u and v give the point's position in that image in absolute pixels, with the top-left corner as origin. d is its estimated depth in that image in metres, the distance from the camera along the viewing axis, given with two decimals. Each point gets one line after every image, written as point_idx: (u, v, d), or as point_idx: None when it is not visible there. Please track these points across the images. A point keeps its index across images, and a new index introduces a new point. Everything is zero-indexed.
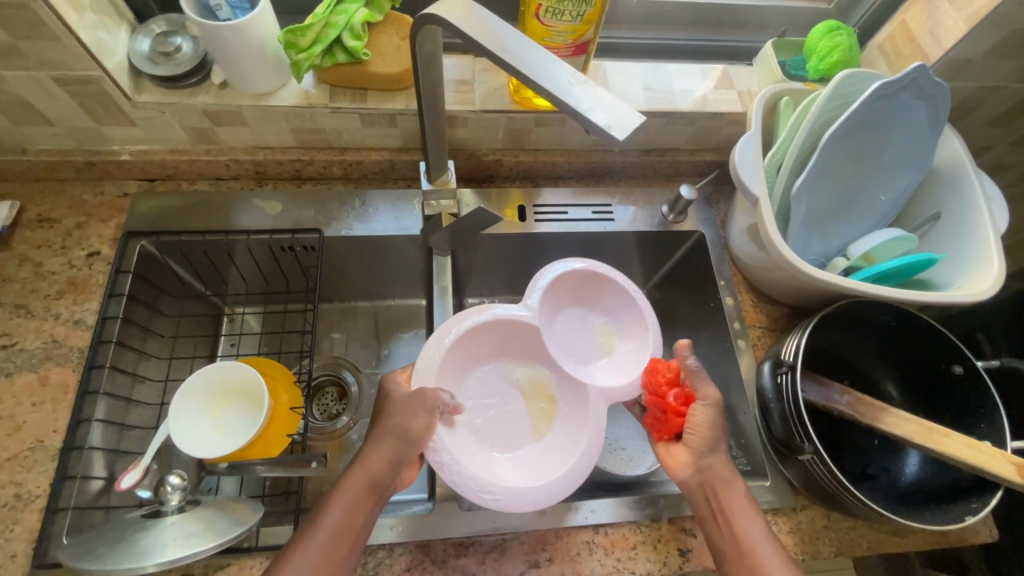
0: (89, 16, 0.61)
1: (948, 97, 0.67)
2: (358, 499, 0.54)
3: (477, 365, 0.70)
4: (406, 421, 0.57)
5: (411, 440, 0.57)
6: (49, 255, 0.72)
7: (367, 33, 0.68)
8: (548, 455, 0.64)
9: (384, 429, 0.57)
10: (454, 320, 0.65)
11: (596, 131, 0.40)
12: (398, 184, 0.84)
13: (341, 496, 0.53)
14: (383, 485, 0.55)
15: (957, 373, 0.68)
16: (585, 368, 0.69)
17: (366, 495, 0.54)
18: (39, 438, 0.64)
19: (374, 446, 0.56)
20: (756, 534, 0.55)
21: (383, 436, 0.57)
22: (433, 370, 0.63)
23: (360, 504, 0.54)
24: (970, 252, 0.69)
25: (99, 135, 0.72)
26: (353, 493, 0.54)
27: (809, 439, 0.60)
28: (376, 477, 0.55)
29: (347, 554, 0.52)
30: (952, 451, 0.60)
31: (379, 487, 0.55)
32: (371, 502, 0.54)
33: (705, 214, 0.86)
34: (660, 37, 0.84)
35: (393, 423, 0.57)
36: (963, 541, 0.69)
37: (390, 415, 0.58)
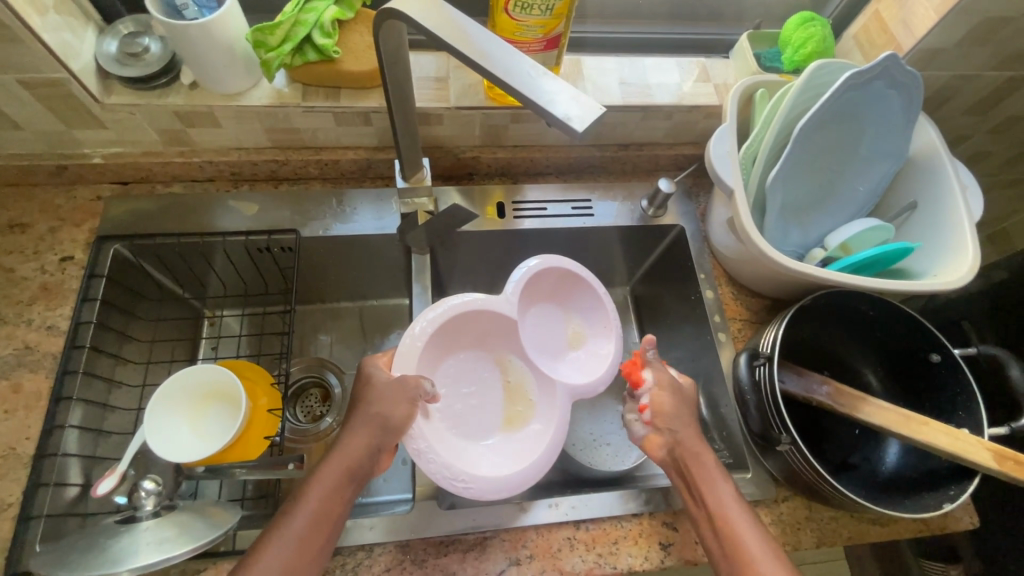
0: (53, 17, 0.60)
1: (921, 86, 0.68)
2: (336, 487, 0.53)
3: (454, 353, 0.69)
4: (384, 409, 0.57)
5: (392, 428, 0.56)
6: (21, 261, 0.71)
7: (337, 31, 0.68)
8: (520, 441, 0.64)
9: (365, 417, 0.57)
10: (438, 305, 0.65)
11: (556, 123, 0.40)
12: (376, 183, 0.84)
13: (319, 484, 0.53)
14: (361, 474, 0.55)
15: (935, 361, 0.68)
16: (556, 363, 0.70)
17: (343, 482, 0.54)
18: (12, 446, 0.63)
19: (353, 434, 0.56)
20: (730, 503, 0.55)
21: (363, 423, 0.56)
22: (416, 354, 0.62)
23: (336, 492, 0.53)
24: (947, 240, 0.69)
25: (70, 139, 0.72)
26: (331, 481, 0.53)
27: (787, 430, 0.60)
28: (354, 465, 0.55)
29: (321, 547, 0.51)
30: (930, 439, 0.60)
31: (358, 475, 0.55)
32: (347, 491, 0.54)
33: (685, 208, 0.86)
34: (635, 32, 0.84)
35: (376, 413, 0.57)
36: (945, 529, 0.69)
37: (372, 402, 0.58)
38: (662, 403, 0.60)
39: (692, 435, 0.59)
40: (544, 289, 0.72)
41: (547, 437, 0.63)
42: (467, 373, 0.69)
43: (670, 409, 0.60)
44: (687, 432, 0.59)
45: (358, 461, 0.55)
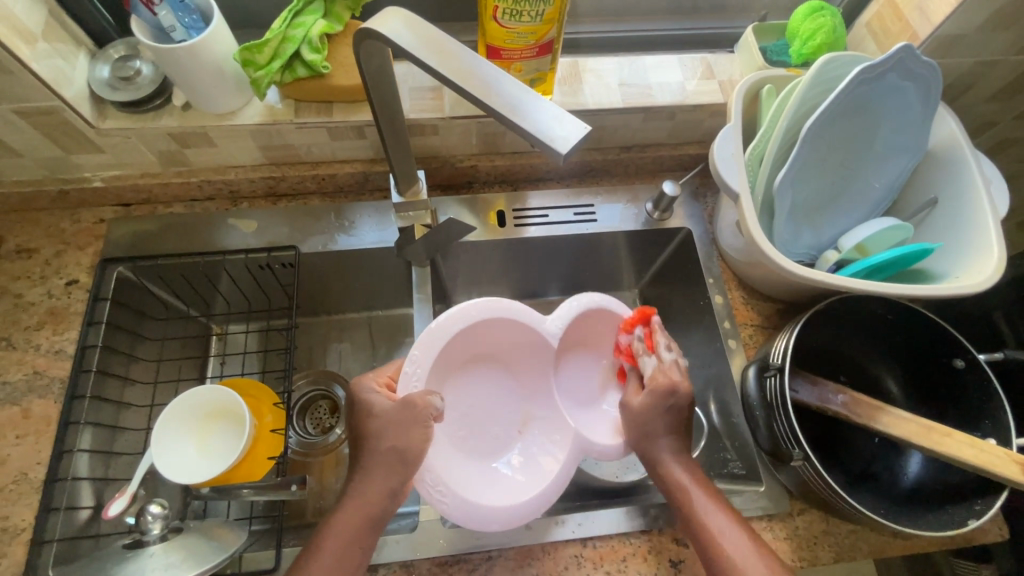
0: (42, 46, 0.60)
1: (939, 76, 0.64)
2: (352, 537, 0.52)
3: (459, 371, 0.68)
4: (388, 450, 0.54)
5: (409, 464, 0.54)
6: (28, 286, 0.72)
7: (326, 45, 0.67)
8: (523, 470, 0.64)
9: (379, 457, 0.54)
10: (441, 324, 0.62)
11: (538, 146, 0.38)
12: (374, 195, 0.82)
13: (349, 515, 0.53)
14: (382, 519, 0.54)
15: (959, 367, 0.64)
16: (572, 416, 0.68)
17: (360, 533, 0.52)
18: (24, 471, 0.64)
19: (370, 478, 0.54)
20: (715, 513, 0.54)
21: (379, 464, 0.54)
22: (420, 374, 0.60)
23: (351, 546, 0.52)
24: (969, 237, 0.65)
25: (69, 164, 0.72)
26: (348, 527, 0.52)
27: (798, 445, 0.58)
28: (374, 510, 0.53)
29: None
30: (952, 451, 0.57)
31: (380, 521, 0.53)
32: (363, 540, 0.53)
33: (691, 209, 0.83)
34: (634, 30, 0.82)
35: (387, 448, 0.54)
36: (973, 542, 0.66)
37: (381, 436, 0.55)
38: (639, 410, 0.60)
39: (671, 450, 0.58)
40: (581, 326, 0.69)
41: (551, 472, 0.62)
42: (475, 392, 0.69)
43: (640, 418, 0.60)
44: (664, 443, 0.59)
45: (374, 509, 0.53)
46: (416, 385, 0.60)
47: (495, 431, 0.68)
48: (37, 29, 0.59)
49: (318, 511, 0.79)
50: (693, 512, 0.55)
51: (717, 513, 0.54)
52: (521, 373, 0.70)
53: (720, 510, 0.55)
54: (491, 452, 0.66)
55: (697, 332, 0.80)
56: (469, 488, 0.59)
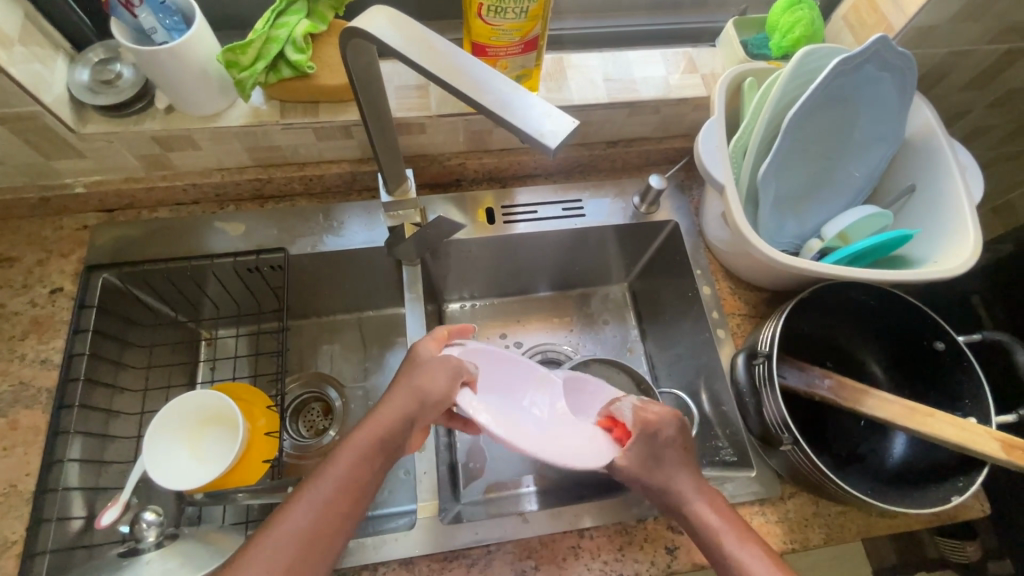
0: (19, 50, 0.59)
1: (914, 66, 0.65)
2: (360, 465, 0.49)
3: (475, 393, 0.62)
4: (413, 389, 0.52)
5: (430, 403, 0.51)
6: (11, 295, 0.71)
7: (311, 45, 0.67)
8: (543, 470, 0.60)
9: (406, 385, 0.52)
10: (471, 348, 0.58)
11: (528, 141, 0.39)
12: (362, 195, 0.82)
13: (359, 443, 0.50)
14: (394, 449, 0.51)
15: (939, 349, 0.66)
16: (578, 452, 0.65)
17: (373, 457, 0.49)
18: (12, 483, 0.63)
19: (392, 401, 0.52)
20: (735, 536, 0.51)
21: (402, 393, 0.52)
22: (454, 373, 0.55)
23: (357, 474, 0.48)
24: (947, 223, 0.67)
25: (50, 170, 0.71)
26: (363, 451, 0.49)
27: (787, 430, 0.60)
28: (388, 439, 0.50)
29: (345, 515, 0.47)
30: (935, 430, 0.58)
31: (389, 449, 0.50)
32: (373, 467, 0.49)
33: (677, 202, 0.84)
34: (617, 25, 0.82)
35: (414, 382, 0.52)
36: (957, 518, 0.68)
37: (415, 371, 0.53)
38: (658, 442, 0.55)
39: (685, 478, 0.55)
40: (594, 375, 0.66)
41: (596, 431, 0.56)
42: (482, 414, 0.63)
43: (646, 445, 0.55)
44: (681, 473, 0.55)
45: (390, 437, 0.51)
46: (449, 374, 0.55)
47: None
48: (13, 33, 0.58)
49: None
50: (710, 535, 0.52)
51: (742, 545, 0.50)
52: None
53: (743, 540, 0.51)
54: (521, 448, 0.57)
55: (686, 323, 0.81)
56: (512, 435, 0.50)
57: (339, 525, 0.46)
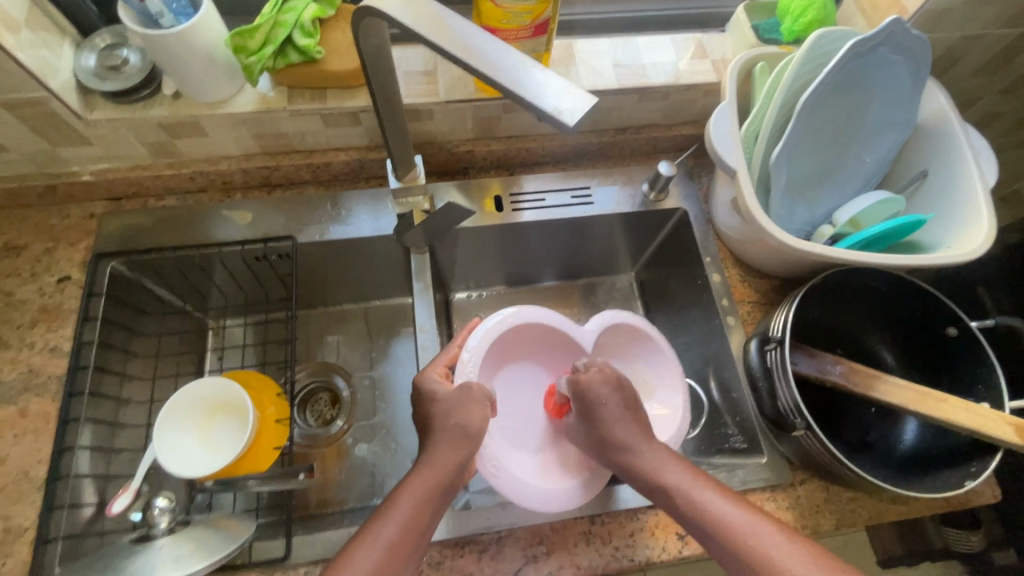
0: (26, 35, 0.58)
1: (928, 49, 0.65)
2: (422, 503, 0.49)
3: (507, 363, 0.72)
4: (454, 428, 0.54)
5: (471, 436, 0.54)
6: (19, 284, 0.71)
7: (318, 30, 0.66)
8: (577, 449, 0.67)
9: (446, 431, 0.54)
10: (485, 321, 0.65)
11: (546, 119, 0.38)
12: (370, 183, 0.82)
13: (418, 483, 0.50)
14: (451, 487, 0.52)
15: (951, 335, 0.66)
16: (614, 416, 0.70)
17: (434, 496, 0.50)
18: (24, 470, 0.63)
19: (440, 448, 0.53)
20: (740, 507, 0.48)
21: (444, 437, 0.54)
22: (471, 367, 0.62)
23: (421, 511, 0.49)
24: (960, 208, 0.66)
25: (57, 158, 0.71)
26: (421, 490, 0.50)
27: (800, 414, 0.59)
28: (445, 478, 0.51)
29: (411, 559, 0.47)
30: (949, 415, 0.58)
31: (447, 490, 0.51)
32: (434, 506, 0.50)
33: (686, 189, 0.84)
34: (626, 11, 0.82)
35: (454, 424, 0.55)
36: (968, 504, 0.68)
37: (447, 412, 0.56)
38: (592, 404, 0.58)
39: (637, 437, 0.56)
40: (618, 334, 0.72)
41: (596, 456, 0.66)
42: (516, 382, 0.72)
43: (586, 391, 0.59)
44: (630, 437, 0.56)
45: (446, 475, 0.51)
46: (470, 374, 0.62)
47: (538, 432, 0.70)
48: (20, 18, 0.58)
49: (324, 502, 0.80)
50: (707, 519, 0.48)
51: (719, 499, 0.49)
52: (558, 369, 0.73)
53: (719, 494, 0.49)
54: None
55: (696, 310, 0.81)
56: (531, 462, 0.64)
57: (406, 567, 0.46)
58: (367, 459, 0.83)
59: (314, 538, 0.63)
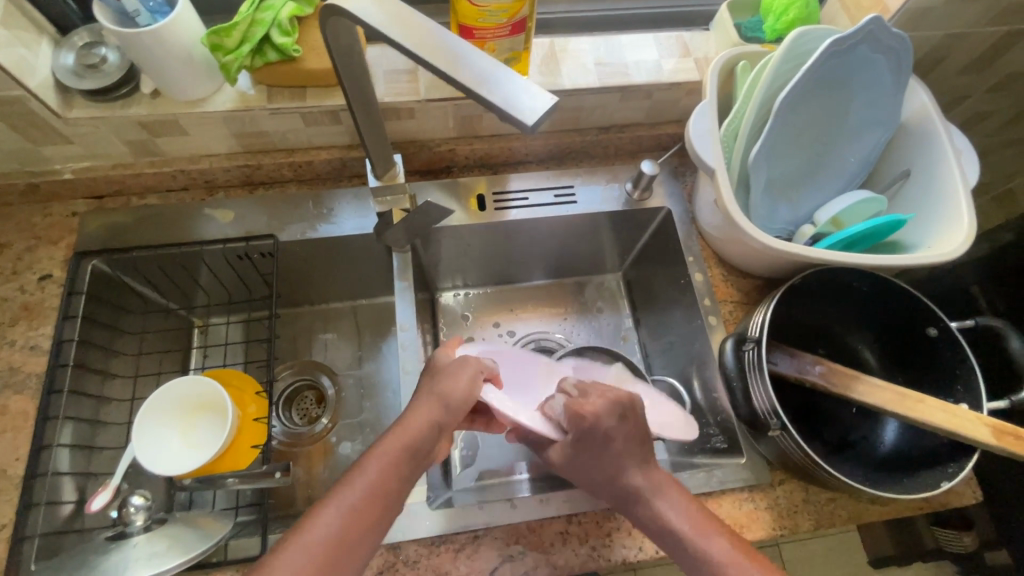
0: (3, 33, 0.58)
1: (909, 48, 0.64)
2: (390, 466, 0.49)
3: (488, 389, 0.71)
4: (433, 397, 0.54)
5: (451, 406, 0.54)
6: (1, 282, 0.71)
7: (297, 29, 0.66)
8: None
9: (427, 393, 0.55)
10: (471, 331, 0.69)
11: (507, 118, 0.38)
12: (353, 182, 0.82)
13: (388, 447, 0.50)
14: (422, 453, 0.51)
15: (932, 335, 0.66)
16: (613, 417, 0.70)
17: (402, 463, 0.50)
18: (2, 467, 0.63)
19: (415, 409, 0.53)
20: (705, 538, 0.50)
21: (424, 401, 0.54)
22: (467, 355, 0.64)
23: (389, 474, 0.49)
24: (941, 208, 0.66)
25: (38, 156, 0.71)
26: (391, 456, 0.49)
27: (775, 415, 0.59)
28: (417, 441, 0.51)
29: (375, 523, 0.46)
30: (926, 416, 0.58)
31: (420, 455, 0.51)
32: (403, 470, 0.50)
33: (671, 188, 0.83)
34: (609, 10, 0.82)
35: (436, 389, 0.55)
36: (948, 505, 0.67)
37: (434, 379, 0.56)
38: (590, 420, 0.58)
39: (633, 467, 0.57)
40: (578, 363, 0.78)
41: None
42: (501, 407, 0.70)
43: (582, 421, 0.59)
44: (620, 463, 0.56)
45: (417, 440, 0.51)
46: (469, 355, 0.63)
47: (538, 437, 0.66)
48: None
49: (307, 500, 0.80)
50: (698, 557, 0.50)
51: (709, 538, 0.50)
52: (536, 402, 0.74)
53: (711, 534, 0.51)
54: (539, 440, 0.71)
55: (679, 310, 0.81)
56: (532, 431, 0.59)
57: (368, 530, 0.46)
58: (351, 457, 0.83)
59: None
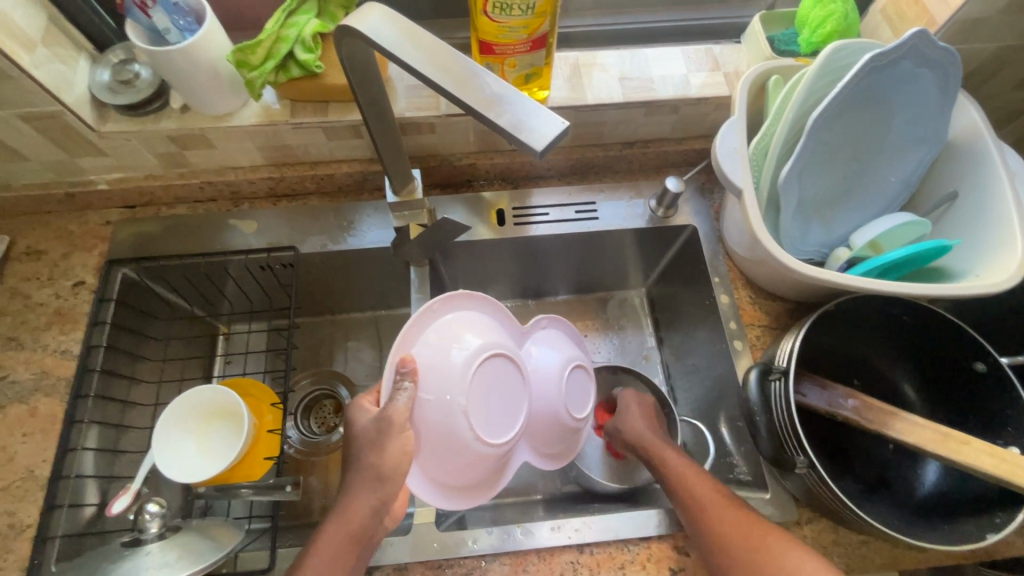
0: (42, 51, 0.61)
1: (958, 62, 0.60)
2: (337, 555, 0.50)
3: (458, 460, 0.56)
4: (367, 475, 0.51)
5: (386, 476, 0.51)
6: (37, 287, 0.74)
7: (320, 45, 0.67)
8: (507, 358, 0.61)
9: (359, 473, 0.52)
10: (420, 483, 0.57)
11: (516, 143, 0.37)
12: (373, 195, 0.82)
13: (328, 537, 0.50)
14: (367, 534, 0.52)
15: (980, 371, 0.61)
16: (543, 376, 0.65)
17: (345, 550, 0.50)
18: (30, 468, 0.65)
19: (353, 496, 0.51)
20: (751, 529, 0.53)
21: (359, 480, 0.51)
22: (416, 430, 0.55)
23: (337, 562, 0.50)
24: (992, 234, 0.61)
25: (75, 167, 0.74)
26: (334, 545, 0.50)
27: (802, 451, 0.56)
28: (359, 527, 0.51)
29: None
30: (973, 461, 0.53)
31: (364, 536, 0.51)
32: (351, 554, 0.51)
33: (697, 206, 0.81)
34: (635, 22, 0.80)
35: (369, 465, 0.51)
36: (995, 555, 0.62)
37: (359, 456, 0.52)
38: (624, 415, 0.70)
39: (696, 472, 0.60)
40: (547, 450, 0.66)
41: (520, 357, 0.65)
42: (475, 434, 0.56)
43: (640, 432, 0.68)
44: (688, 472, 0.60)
45: (358, 523, 0.51)
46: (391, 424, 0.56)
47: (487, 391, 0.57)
48: (36, 35, 0.60)
49: (322, 511, 0.80)
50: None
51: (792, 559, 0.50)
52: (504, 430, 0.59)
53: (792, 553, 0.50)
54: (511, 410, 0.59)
55: (704, 332, 0.77)
56: (451, 346, 0.57)
57: None
58: None
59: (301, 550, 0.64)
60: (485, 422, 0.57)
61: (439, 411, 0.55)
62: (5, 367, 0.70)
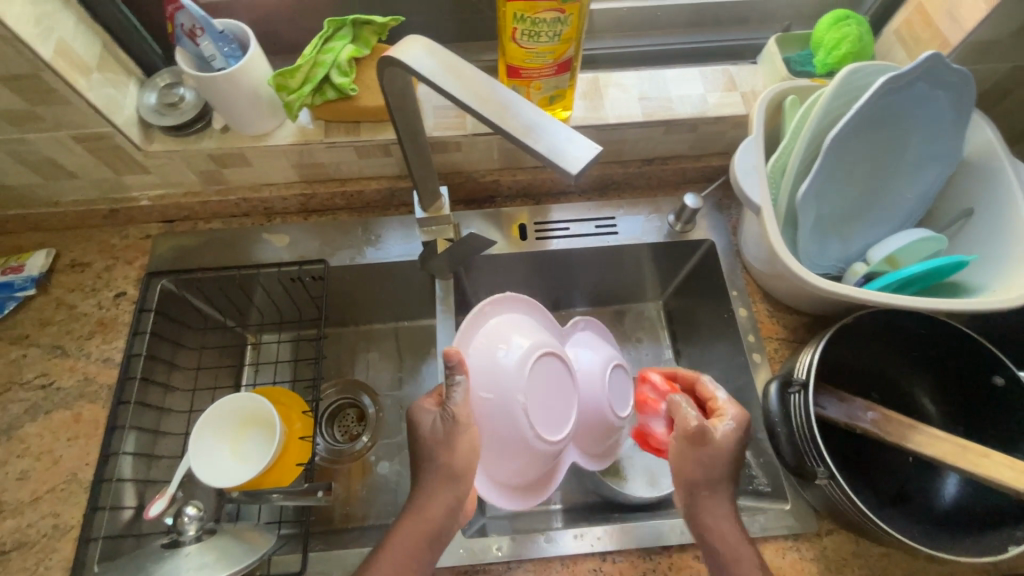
0: (97, 77, 0.65)
1: (972, 84, 0.62)
2: (412, 554, 0.53)
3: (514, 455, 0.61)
4: (442, 475, 0.55)
5: (458, 474, 0.56)
6: (81, 298, 0.78)
7: (354, 69, 0.70)
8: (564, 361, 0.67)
9: (435, 472, 0.56)
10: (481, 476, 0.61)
11: (551, 166, 0.39)
12: (400, 211, 0.85)
13: (403, 537, 0.53)
14: (441, 535, 0.55)
15: (998, 385, 0.62)
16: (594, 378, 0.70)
17: (420, 546, 0.53)
18: (74, 471, 0.68)
19: (431, 495, 0.55)
20: (739, 544, 0.54)
21: (435, 480, 0.55)
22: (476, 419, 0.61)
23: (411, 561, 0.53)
24: (1008, 250, 0.62)
25: (120, 184, 0.78)
26: (411, 541, 0.53)
27: (823, 462, 0.57)
28: (435, 526, 0.54)
29: None
30: (992, 473, 0.54)
31: (441, 536, 0.55)
32: (425, 552, 0.54)
33: (714, 221, 0.82)
34: (653, 44, 0.83)
35: (445, 465, 0.56)
36: (1017, 570, 0.62)
37: (434, 456, 0.56)
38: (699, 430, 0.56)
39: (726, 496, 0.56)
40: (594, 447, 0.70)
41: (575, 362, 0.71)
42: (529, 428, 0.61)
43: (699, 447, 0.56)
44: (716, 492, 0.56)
45: (432, 523, 0.54)
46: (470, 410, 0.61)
47: (543, 388, 0.63)
48: (92, 62, 0.65)
49: (346, 517, 0.82)
50: None
51: None
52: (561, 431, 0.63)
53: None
54: (564, 409, 0.64)
55: (722, 344, 0.79)
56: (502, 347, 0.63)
57: None
58: (388, 477, 0.85)
59: (331, 554, 0.66)
60: (540, 419, 0.61)
61: (497, 403, 0.61)
62: (51, 374, 0.73)
